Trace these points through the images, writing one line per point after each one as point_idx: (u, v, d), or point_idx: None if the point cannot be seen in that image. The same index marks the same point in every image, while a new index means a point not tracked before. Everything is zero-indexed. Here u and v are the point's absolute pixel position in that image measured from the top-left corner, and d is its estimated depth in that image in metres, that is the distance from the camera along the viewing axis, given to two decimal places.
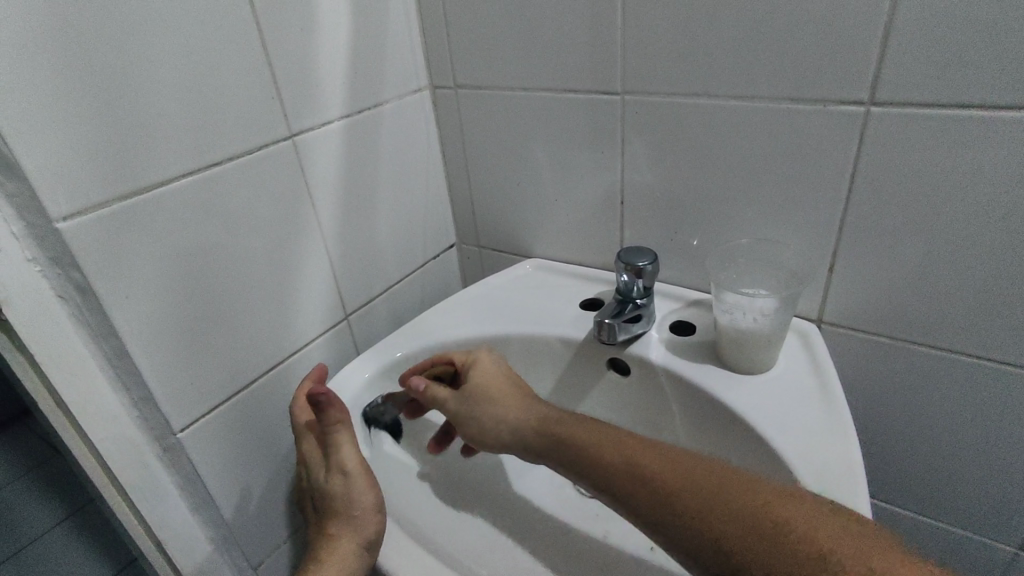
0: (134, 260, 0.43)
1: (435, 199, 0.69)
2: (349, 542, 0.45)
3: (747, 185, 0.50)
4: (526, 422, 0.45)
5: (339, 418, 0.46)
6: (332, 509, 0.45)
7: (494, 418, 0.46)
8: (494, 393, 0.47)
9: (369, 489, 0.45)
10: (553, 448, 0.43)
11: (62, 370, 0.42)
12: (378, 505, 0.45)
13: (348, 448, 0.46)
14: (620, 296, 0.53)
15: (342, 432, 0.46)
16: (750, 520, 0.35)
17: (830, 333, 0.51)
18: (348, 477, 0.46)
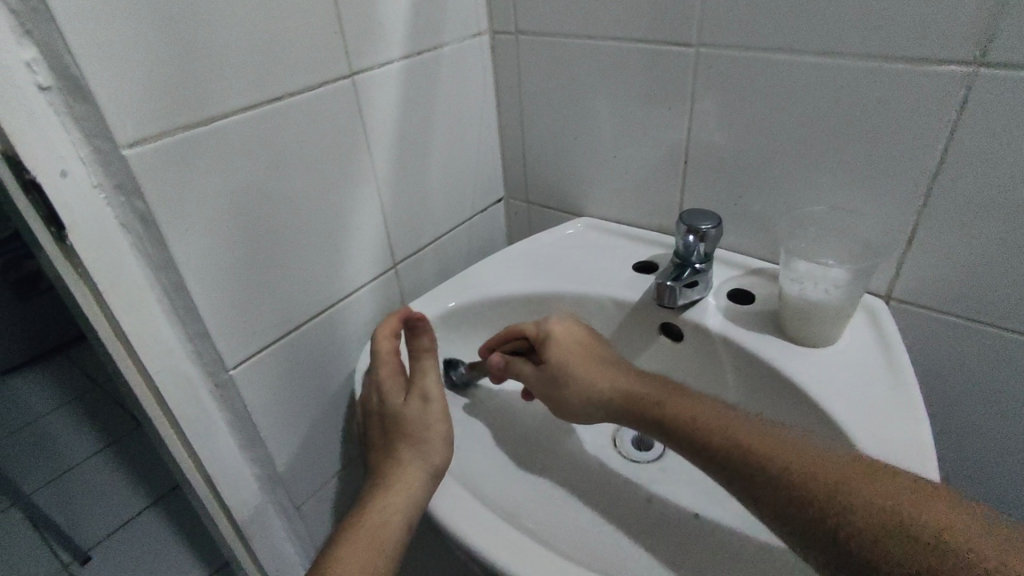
0: (195, 192, 0.42)
1: (486, 151, 0.67)
2: (416, 467, 0.42)
3: (827, 149, 0.47)
4: (610, 397, 0.44)
5: (428, 344, 0.48)
6: (404, 432, 0.44)
7: (583, 397, 0.46)
8: (575, 368, 0.46)
9: (442, 419, 0.44)
10: (671, 435, 0.40)
11: (123, 300, 0.42)
12: (448, 435, 0.44)
13: (432, 376, 0.47)
14: (678, 259, 0.51)
15: (427, 361, 0.47)
16: (698, 441, 0.39)
17: (899, 310, 0.49)
18: (429, 403, 0.45)
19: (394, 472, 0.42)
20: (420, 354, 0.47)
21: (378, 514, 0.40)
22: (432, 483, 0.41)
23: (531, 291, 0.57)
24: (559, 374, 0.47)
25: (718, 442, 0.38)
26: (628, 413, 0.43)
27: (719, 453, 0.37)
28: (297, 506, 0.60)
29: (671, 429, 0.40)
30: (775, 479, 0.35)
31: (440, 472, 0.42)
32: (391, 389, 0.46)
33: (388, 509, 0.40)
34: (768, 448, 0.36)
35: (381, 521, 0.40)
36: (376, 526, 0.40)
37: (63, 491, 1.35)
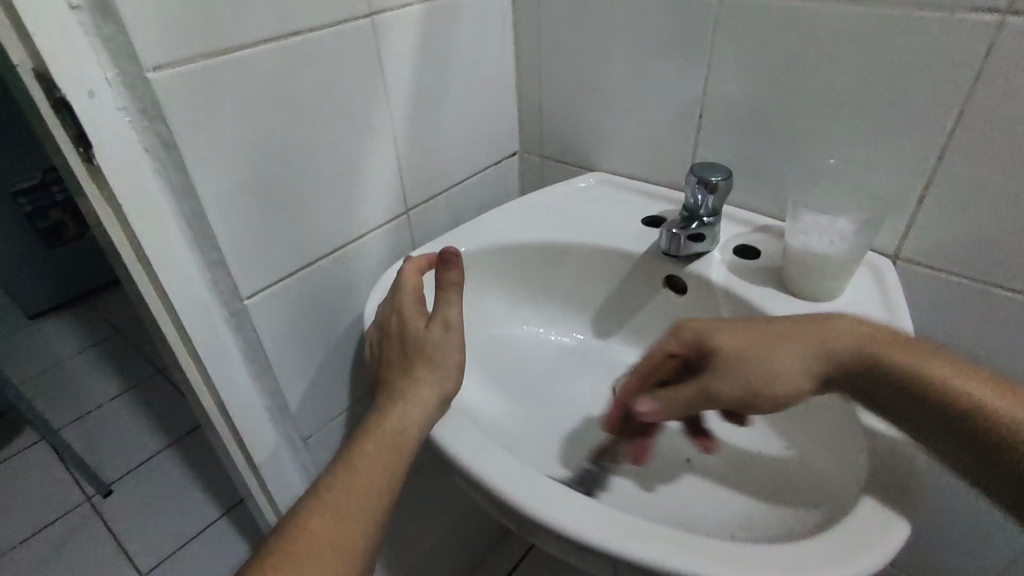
0: (217, 121, 0.44)
1: (503, 103, 0.68)
2: (431, 389, 0.43)
3: (842, 103, 0.47)
4: (814, 369, 0.40)
5: (455, 278, 0.45)
6: (422, 355, 0.44)
7: (795, 369, 0.40)
8: (751, 343, 0.41)
9: (459, 350, 0.45)
10: (880, 386, 0.39)
11: (147, 224, 0.44)
12: (461, 365, 0.45)
13: (456, 307, 0.45)
14: (687, 212, 0.52)
15: (452, 293, 0.45)
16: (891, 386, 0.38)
17: (905, 270, 0.49)
18: (450, 332, 0.45)
19: (409, 388, 0.42)
20: (446, 287, 0.45)
21: (395, 424, 0.41)
22: (441, 407, 0.43)
23: (540, 240, 0.58)
24: (740, 356, 0.41)
25: (868, 354, 0.39)
26: (841, 374, 0.40)
27: (908, 395, 0.37)
28: (306, 438, 0.63)
29: (883, 382, 0.38)
30: (941, 393, 0.36)
31: (449, 398, 0.43)
32: (413, 313, 0.46)
33: (401, 421, 0.41)
34: (919, 359, 0.38)
35: (394, 432, 0.41)
36: (390, 435, 0.40)
37: (87, 429, 1.41)
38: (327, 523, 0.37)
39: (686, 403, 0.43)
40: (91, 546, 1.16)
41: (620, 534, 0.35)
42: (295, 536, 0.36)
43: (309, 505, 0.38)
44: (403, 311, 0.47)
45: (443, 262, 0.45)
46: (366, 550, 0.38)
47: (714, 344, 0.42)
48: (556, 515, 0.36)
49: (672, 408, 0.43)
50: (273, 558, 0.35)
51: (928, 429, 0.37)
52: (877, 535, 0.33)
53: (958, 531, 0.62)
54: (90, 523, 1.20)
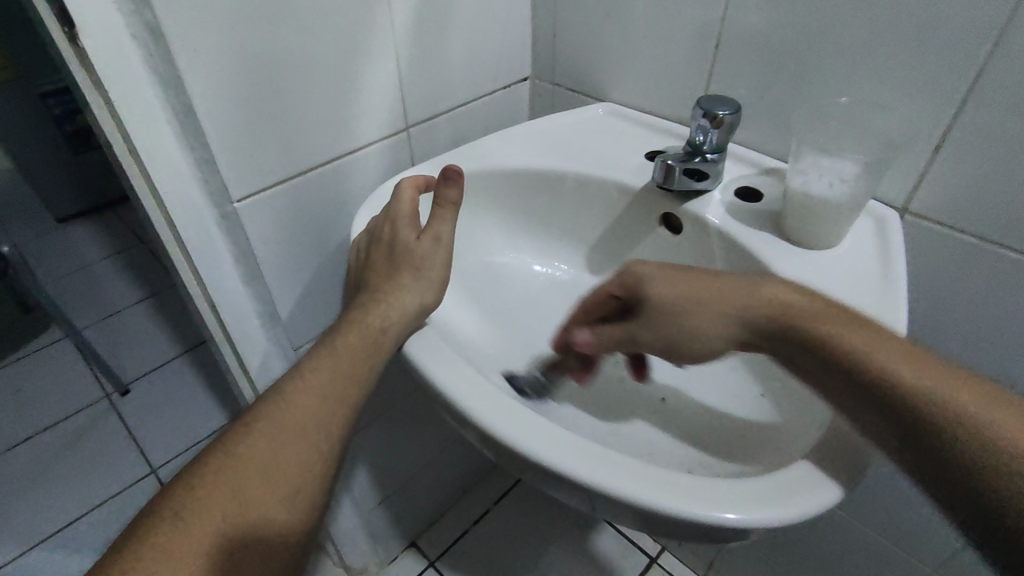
0: (206, 11, 0.43)
1: (516, 22, 0.65)
2: (413, 295, 0.42)
3: (867, 36, 0.43)
4: (742, 323, 0.39)
5: (454, 197, 0.44)
6: (407, 264, 0.43)
7: (711, 328, 0.39)
8: (686, 294, 0.40)
9: (444, 268, 0.45)
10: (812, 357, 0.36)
11: (134, 114, 0.43)
12: (444, 282, 0.45)
13: (449, 225, 0.45)
14: (690, 146, 0.50)
15: (448, 211, 0.44)
16: (836, 362, 0.35)
17: (911, 225, 0.47)
18: (439, 247, 0.44)
19: (394, 292, 0.42)
20: (443, 203, 0.44)
21: (377, 322, 0.40)
22: (420, 316, 0.42)
23: (539, 165, 0.56)
24: (671, 308, 0.40)
25: (807, 329, 0.36)
26: (759, 335, 0.38)
27: (850, 372, 0.34)
28: (296, 348, 0.65)
29: (826, 358, 0.35)
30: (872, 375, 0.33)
31: (428, 309, 0.43)
32: (405, 222, 0.45)
33: (383, 319, 0.40)
34: (878, 350, 0.34)
35: (374, 331, 0.40)
36: (372, 333, 0.40)
37: (108, 331, 1.47)
38: (305, 405, 0.37)
39: (616, 341, 0.43)
40: (106, 440, 1.23)
41: (593, 459, 0.34)
42: (275, 411, 0.37)
43: (290, 386, 0.38)
44: (395, 219, 0.45)
45: (444, 179, 0.44)
46: (342, 436, 0.39)
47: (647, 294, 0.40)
48: (529, 442, 0.35)
49: (602, 342, 0.43)
50: (253, 427, 0.36)
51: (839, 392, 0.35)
52: (816, 485, 0.32)
53: (930, 505, 0.61)
54: (108, 418, 1.27)
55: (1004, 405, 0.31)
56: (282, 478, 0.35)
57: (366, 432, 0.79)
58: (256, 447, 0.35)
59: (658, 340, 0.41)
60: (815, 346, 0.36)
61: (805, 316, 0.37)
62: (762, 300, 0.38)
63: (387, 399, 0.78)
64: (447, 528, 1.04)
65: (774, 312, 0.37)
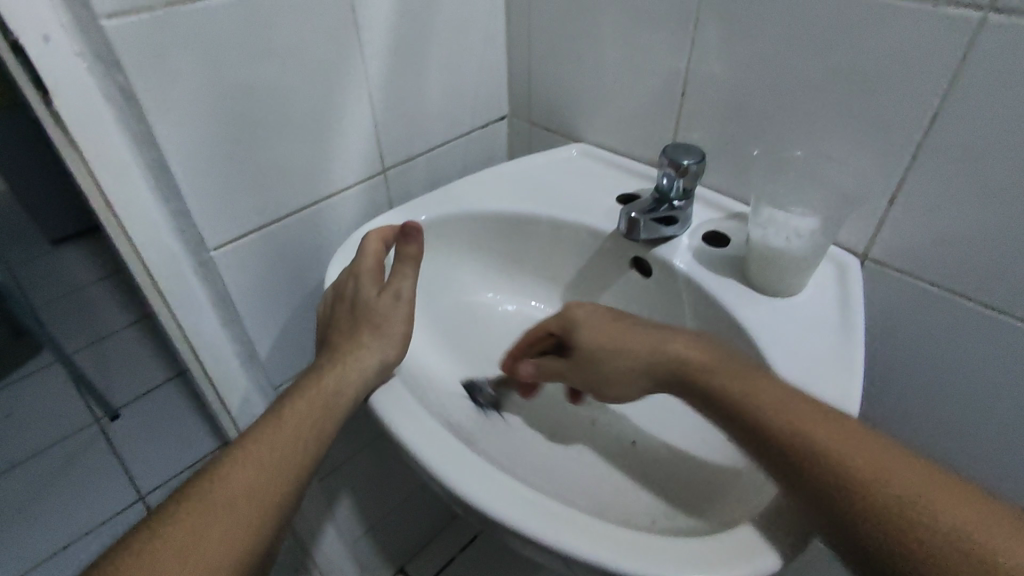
0: (177, 73, 0.44)
1: (492, 65, 0.66)
2: (373, 353, 0.43)
3: (824, 90, 0.44)
4: (649, 369, 0.41)
5: (415, 252, 0.45)
6: (368, 321, 0.44)
7: (618, 370, 0.42)
8: (609, 344, 0.43)
9: (405, 324, 0.46)
10: (717, 408, 0.37)
11: (107, 170, 0.44)
12: (406, 338, 0.46)
13: (410, 282, 0.46)
14: (658, 194, 0.51)
15: (409, 267, 0.45)
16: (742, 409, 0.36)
17: (873, 272, 0.48)
18: (400, 303, 0.45)
19: (351, 353, 0.43)
20: (404, 260, 0.45)
21: (328, 387, 0.42)
22: (382, 373, 0.43)
23: (512, 211, 0.57)
24: (591, 355, 0.44)
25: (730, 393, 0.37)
26: (665, 384, 0.41)
27: (748, 418, 0.36)
28: (276, 388, 0.65)
29: (728, 406, 0.37)
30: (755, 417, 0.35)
31: (388, 369, 0.44)
32: (368, 278, 0.46)
33: (340, 381, 0.42)
34: (792, 413, 0.34)
35: (325, 396, 0.41)
36: (326, 395, 0.41)
37: (99, 355, 1.47)
38: (239, 479, 0.38)
39: (553, 374, 0.47)
40: (95, 467, 1.22)
41: (537, 513, 0.34)
42: (208, 487, 0.37)
43: (231, 456, 0.39)
44: (358, 276, 0.46)
45: (404, 235, 0.45)
46: (280, 510, 0.38)
47: (577, 340, 0.45)
48: (486, 498, 0.35)
49: (539, 373, 0.48)
50: (183, 503, 0.36)
51: (734, 428, 0.37)
52: (752, 551, 0.32)
53: None
54: (96, 445, 1.27)
55: (893, 461, 0.32)
56: (203, 558, 0.34)
57: (348, 467, 0.79)
58: (181, 524, 0.35)
59: (581, 376, 0.45)
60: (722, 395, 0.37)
61: (693, 370, 0.39)
62: (655, 348, 0.41)
63: (370, 433, 0.78)
64: (433, 558, 1.04)
65: (676, 360, 0.40)
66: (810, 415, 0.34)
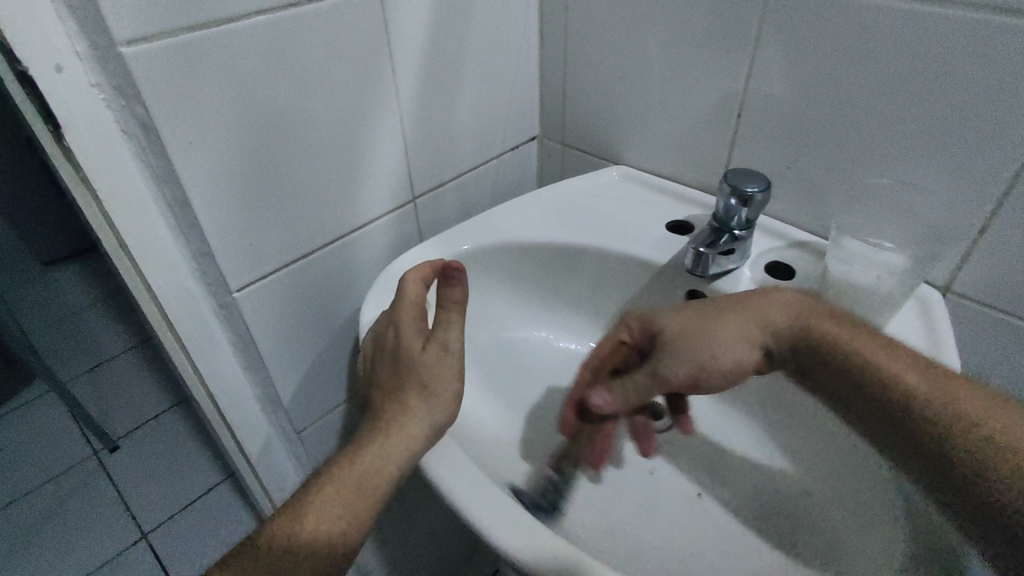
0: (202, 106, 0.39)
1: (523, 84, 0.63)
2: (421, 419, 0.38)
3: (905, 113, 0.41)
4: (761, 334, 0.40)
5: (459, 297, 0.40)
6: (413, 381, 0.39)
7: (728, 351, 0.40)
8: (703, 323, 0.41)
9: (457, 379, 0.40)
10: (829, 365, 0.38)
11: (124, 210, 0.40)
12: (458, 395, 0.40)
13: (457, 329, 0.40)
14: (717, 224, 0.47)
15: (454, 313, 0.40)
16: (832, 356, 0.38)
17: (956, 306, 0.44)
18: (448, 356, 0.40)
19: (397, 418, 0.38)
20: (447, 305, 0.40)
21: (370, 461, 0.37)
22: (431, 441, 0.38)
23: (555, 241, 0.53)
24: (684, 339, 0.41)
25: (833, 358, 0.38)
26: (792, 348, 0.40)
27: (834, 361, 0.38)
28: (299, 432, 0.61)
29: (840, 361, 0.38)
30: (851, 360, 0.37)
31: (441, 432, 0.38)
32: (411, 327, 0.40)
33: (384, 456, 0.37)
34: (888, 361, 0.36)
35: (369, 471, 0.37)
36: (368, 470, 0.37)
37: (97, 383, 1.41)
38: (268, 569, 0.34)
39: (637, 390, 0.43)
40: (94, 502, 1.17)
41: None
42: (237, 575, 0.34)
43: (260, 540, 0.35)
44: (399, 324, 0.41)
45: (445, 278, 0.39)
46: None
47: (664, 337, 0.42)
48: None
49: (624, 399, 0.43)
50: None
51: (834, 380, 0.38)
52: None
53: None
54: (94, 479, 1.21)
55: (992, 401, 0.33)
56: None
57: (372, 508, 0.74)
58: None
59: (683, 373, 0.41)
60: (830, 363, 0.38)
61: (810, 328, 0.39)
62: (761, 321, 0.40)
63: None
64: None
65: (797, 330, 0.40)
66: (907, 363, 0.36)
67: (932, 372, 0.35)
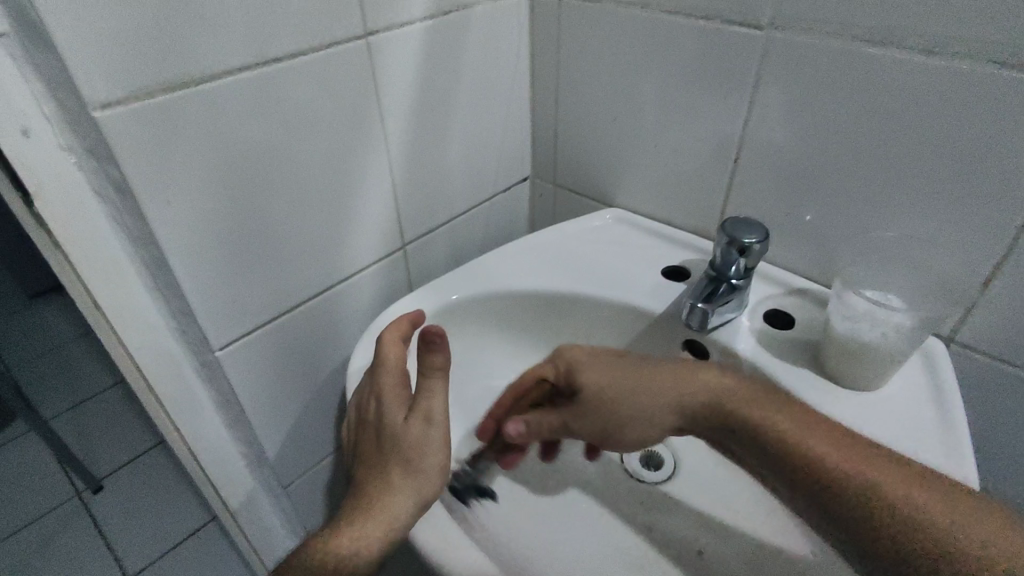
0: (180, 166, 0.38)
1: (515, 126, 0.62)
2: (404, 496, 0.36)
3: (904, 165, 0.40)
4: (677, 405, 0.41)
5: (441, 363, 0.37)
6: (397, 455, 0.37)
7: (644, 414, 0.41)
8: (612, 387, 0.42)
9: (443, 451, 0.38)
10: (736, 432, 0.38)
11: (97, 272, 0.39)
12: (445, 466, 0.38)
13: (441, 398, 0.38)
14: (714, 272, 0.46)
15: (437, 380, 0.38)
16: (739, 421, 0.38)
17: (963, 357, 0.43)
18: (433, 426, 0.38)
19: (380, 495, 0.36)
20: (429, 372, 0.37)
21: (349, 540, 0.35)
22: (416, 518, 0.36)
23: (549, 289, 0.52)
24: (601, 400, 0.43)
25: (767, 435, 0.37)
26: (701, 417, 0.40)
27: (738, 422, 0.38)
28: (286, 485, 0.59)
29: (747, 428, 0.38)
30: (753, 427, 0.37)
31: (427, 507, 0.36)
32: (395, 399, 0.39)
33: (365, 536, 0.35)
34: (804, 435, 0.35)
35: (346, 556, 0.35)
36: (349, 552, 0.35)
37: (82, 419, 1.38)
38: None
39: (549, 429, 0.45)
40: (77, 545, 1.13)
41: None
42: None
43: None
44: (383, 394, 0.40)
45: (426, 344, 0.36)
46: None
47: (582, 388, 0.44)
48: None
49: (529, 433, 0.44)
50: None
51: (740, 444, 0.38)
52: None
53: None
54: (77, 520, 1.18)
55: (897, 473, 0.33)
56: None
57: None
58: None
59: (590, 426, 0.44)
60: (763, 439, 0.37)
61: (720, 400, 0.39)
62: (673, 393, 0.41)
63: None
64: None
65: (710, 407, 0.40)
66: (817, 433, 0.35)
67: (834, 434, 0.35)
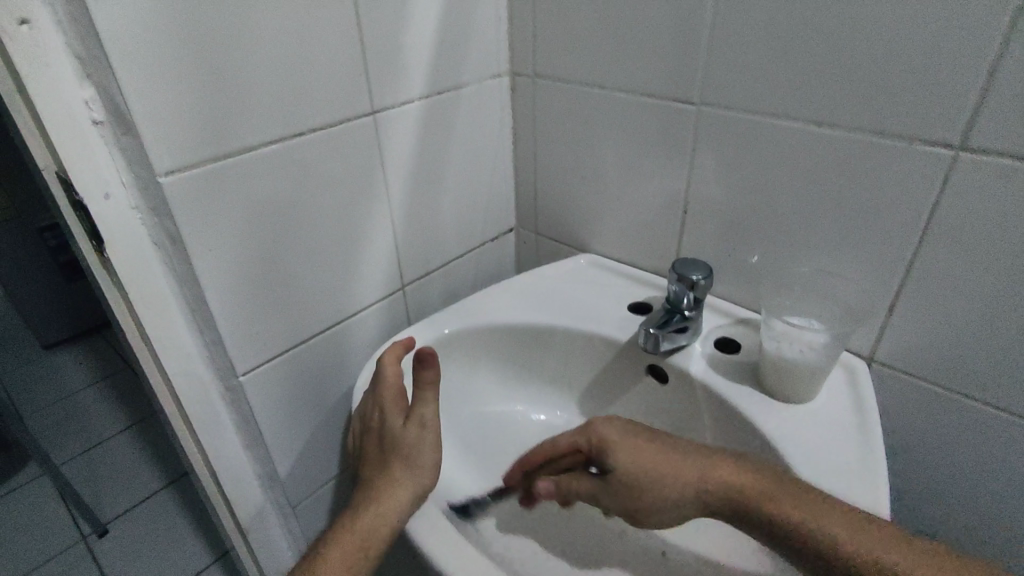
0: (221, 220, 0.46)
1: (500, 183, 0.71)
2: (405, 488, 0.43)
3: (815, 213, 0.49)
4: (699, 489, 0.41)
5: (432, 377, 0.45)
6: (397, 455, 0.44)
7: (677, 497, 0.41)
8: (644, 474, 0.42)
9: (435, 449, 0.45)
10: (747, 514, 0.40)
11: (149, 307, 0.46)
12: (438, 465, 0.45)
13: (433, 405, 0.46)
14: (669, 305, 0.53)
15: (427, 392, 0.45)
16: (727, 497, 0.41)
17: (883, 373, 0.50)
18: (426, 430, 0.45)
19: (384, 487, 0.43)
20: (422, 386, 0.45)
21: (364, 522, 0.41)
22: (414, 506, 0.43)
23: (530, 323, 0.60)
24: (633, 480, 0.42)
25: (734, 493, 0.40)
26: (716, 502, 0.41)
27: (716, 492, 0.41)
28: (294, 506, 0.64)
29: (745, 505, 0.40)
30: (762, 506, 0.39)
31: (423, 497, 0.43)
32: (394, 408, 0.46)
33: (372, 522, 0.41)
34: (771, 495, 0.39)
35: (358, 538, 0.41)
36: (360, 536, 0.41)
37: (90, 465, 1.42)
38: None
39: (580, 492, 0.45)
40: None
41: None
42: None
43: None
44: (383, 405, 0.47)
45: (420, 362, 0.44)
46: None
47: (610, 463, 0.43)
48: None
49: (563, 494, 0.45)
50: None
51: (744, 522, 0.41)
52: None
53: None
54: (82, 563, 1.20)
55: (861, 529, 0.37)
56: None
57: None
58: None
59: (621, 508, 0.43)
60: (838, 559, 0.37)
61: (738, 486, 0.40)
62: (698, 477, 0.42)
63: None
64: None
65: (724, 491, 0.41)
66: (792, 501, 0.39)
67: (798, 493, 0.39)
